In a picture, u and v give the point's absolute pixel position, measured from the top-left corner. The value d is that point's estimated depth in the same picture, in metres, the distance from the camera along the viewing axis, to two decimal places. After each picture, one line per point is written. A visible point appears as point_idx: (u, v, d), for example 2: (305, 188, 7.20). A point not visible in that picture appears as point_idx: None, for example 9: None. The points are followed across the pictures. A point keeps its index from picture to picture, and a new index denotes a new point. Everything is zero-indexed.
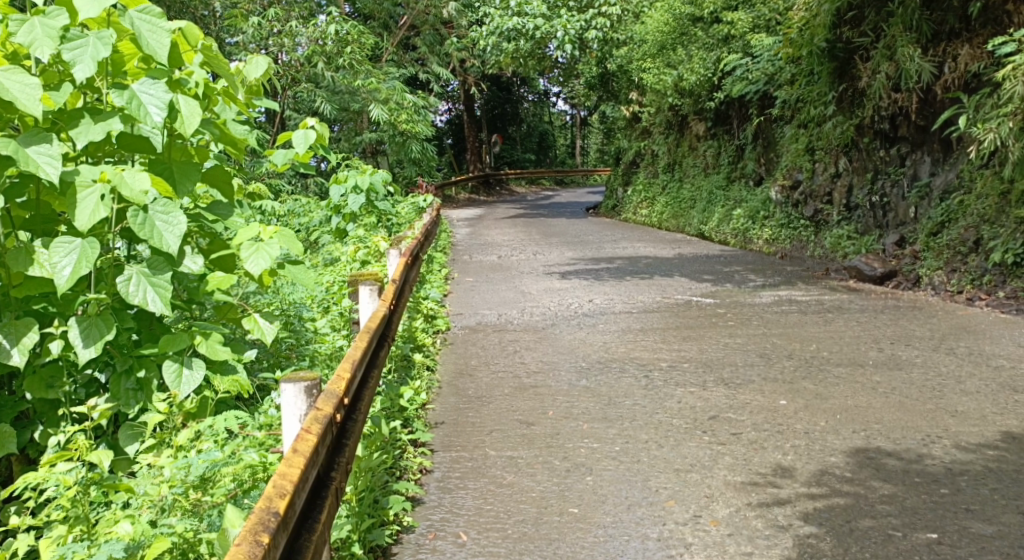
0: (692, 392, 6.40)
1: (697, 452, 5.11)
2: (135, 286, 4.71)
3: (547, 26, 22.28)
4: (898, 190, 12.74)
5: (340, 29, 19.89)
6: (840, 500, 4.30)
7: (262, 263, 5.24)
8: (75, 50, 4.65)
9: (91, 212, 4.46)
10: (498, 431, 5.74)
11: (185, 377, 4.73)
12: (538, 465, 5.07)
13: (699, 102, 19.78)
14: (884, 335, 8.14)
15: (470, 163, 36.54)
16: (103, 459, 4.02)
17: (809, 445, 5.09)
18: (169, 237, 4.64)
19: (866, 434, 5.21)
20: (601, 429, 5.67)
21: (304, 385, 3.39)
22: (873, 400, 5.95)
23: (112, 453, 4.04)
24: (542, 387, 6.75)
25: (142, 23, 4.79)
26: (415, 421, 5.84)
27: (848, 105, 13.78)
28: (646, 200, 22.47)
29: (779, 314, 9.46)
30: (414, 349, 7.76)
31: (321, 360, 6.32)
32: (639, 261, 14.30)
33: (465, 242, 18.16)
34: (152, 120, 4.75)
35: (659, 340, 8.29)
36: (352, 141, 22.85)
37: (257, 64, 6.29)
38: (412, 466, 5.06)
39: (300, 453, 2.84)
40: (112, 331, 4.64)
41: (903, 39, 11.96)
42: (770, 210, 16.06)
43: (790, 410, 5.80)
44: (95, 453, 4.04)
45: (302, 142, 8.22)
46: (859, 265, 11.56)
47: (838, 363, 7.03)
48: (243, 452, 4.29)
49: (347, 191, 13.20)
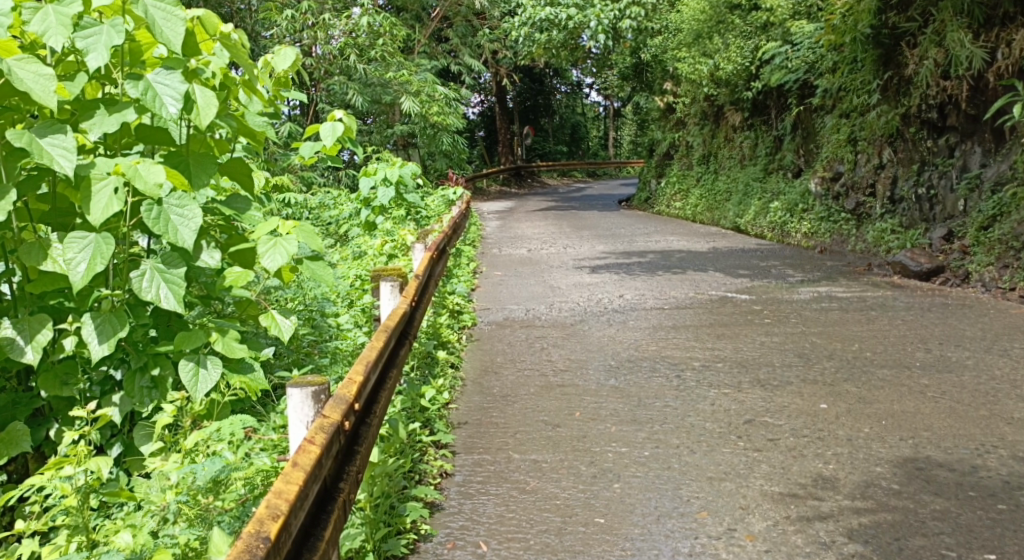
0: (727, 394, 6.11)
1: (731, 458, 4.83)
2: (149, 282, 4.48)
3: (580, 16, 21.97)
4: (946, 181, 12.30)
5: (372, 22, 19.86)
6: (887, 516, 4.01)
7: (280, 259, 5.00)
8: (89, 38, 4.42)
9: (105, 206, 4.24)
10: (523, 433, 5.49)
11: (201, 375, 4.48)
12: (562, 470, 4.82)
13: (735, 92, 19.33)
14: (932, 335, 7.76)
15: (501, 156, 36.22)
16: (103, 467, 3.72)
17: (852, 454, 4.78)
18: (184, 232, 4.43)
19: (915, 442, 4.90)
20: (630, 432, 5.40)
21: (311, 390, 3.16)
22: (922, 405, 5.63)
23: (114, 460, 3.76)
24: (570, 387, 6.49)
25: (156, 12, 4.54)
26: (437, 421, 5.60)
27: (893, 93, 13.35)
28: (680, 193, 22.10)
29: (819, 311, 9.11)
30: (438, 346, 7.51)
31: (341, 358, 6.14)
32: (673, 255, 13.96)
33: (496, 235, 17.94)
34: (167, 112, 4.53)
35: (692, 339, 7.99)
36: (384, 133, 22.42)
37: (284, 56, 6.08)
38: (432, 470, 4.83)
39: (300, 468, 2.62)
40: (125, 328, 4.41)
41: (954, 24, 11.57)
42: (809, 203, 15.65)
43: (831, 415, 5.49)
44: (95, 460, 3.73)
45: (329, 134, 8.00)
46: (904, 260, 11.17)
47: (882, 365, 6.70)
48: (254, 456, 4.09)
49: (377, 183, 13.33)
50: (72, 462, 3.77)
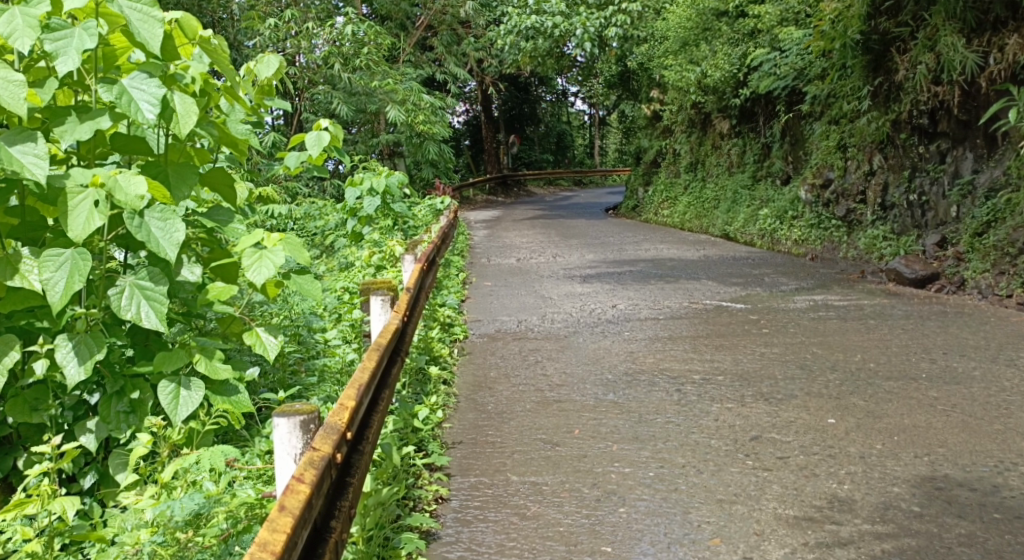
0: (730, 408, 5.90)
1: (741, 479, 4.62)
2: (127, 300, 4.14)
3: (566, 24, 21.81)
4: (938, 187, 12.17)
5: (357, 29, 19.65)
6: (910, 541, 3.82)
7: (265, 272, 4.72)
8: (58, 41, 4.18)
9: (85, 220, 3.93)
10: (521, 452, 5.27)
11: (182, 398, 4.19)
12: (565, 494, 4.59)
13: (722, 99, 19.18)
14: (936, 344, 7.59)
15: (488, 164, 35.98)
16: (68, 509, 3.45)
17: (867, 473, 4.58)
18: (167, 245, 4.12)
19: (930, 459, 4.71)
20: (633, 450, 5.18)
21: (300, 419, 2.91)
22: (933, 418, 5.44)
23: (81, 499, 3.49)
24: (567, 403, 6.27)
25: (132, 12, 4.31)
26: (430, 443, 5.37)
27: (883, 99, 13.23)
28: (668, 200, 21.94)
29: (817, 320, 8.93)
30: (430, 362, 7.27)
31: (330, 376, 5.89)
32: (664, 264, 13.78)
33: (483, 244, 17.73)
34: (143, 117, 4.27)
35: (690, 350, 7.79)
36: (369, 142, 22.18)
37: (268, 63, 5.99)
38: (427, 495, 4.59)
39: (287, 513, 2.36)
40: (102, 350, 4.10)
41: (945, 28, 11.45)
42: (798, 210, 15.52)
43: (840, 430, 5.30)
44: (60, 500, 3.46)
45: (315, 144, 7.76)
46: (898, 267, 11.04)
47: (888, 376, 6.51)
48: (237, 486, 3.88)
49: (363, 194, 12.94)
50: (36, 502, 3.47)
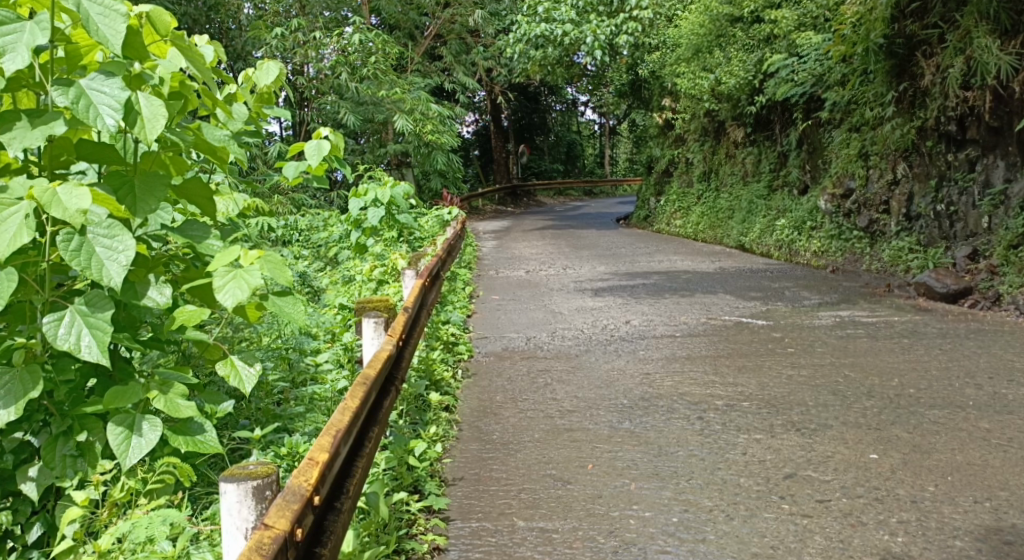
0: (759, 440, 5.35)
1: (777, 528, 4.06)
2: (67, 329, 3.59)
3: (576, 32, 21.20)
4: (968, 197, 11.61)
5: (364, 38, 19.22)
6: None
7: (237, 295, 4.14)
8: (7, 36, 3.59)
9: (12, 236, 3.41)
10: (528, 492, 4.72)
11: (134, 441, 3.62)
12: (578, 544, 4.04)
13: (738, 107, 18.62)
14: (980, 367, 7.03)
15: (497, 174, 35.36)
16: None
17: (922, 522, 4.04)
18: (112, 266, 3.58)
19: (992, 505, 4.19)
20: (653, 491, 4.63)
21: (253, 485, 2.44)
22: (989, 455, 4.89)
23: None
24: (578, 432, 5.71)
25: (91, 5, 3.66)
26: (427, 483, 4.83)
27: (908, 106, 12.68)
28: (680, 210, 21.38)
29: (846, 339, 8.36)
30: (431, 387, 6.72)
31: (317, 406, 5.34)
32: (678, 276, 13.22)
33: (491, 256, 17.16)
34: (103, 123, 3.67)
35: (710, 372, 7.23)
36: (376, 153, 21.74)
37: (268, 70, 5.57)
38: (421, 548, 4.05)
39: None
40: (39, 387, 3.54)
41: (978, 30, 10.90)
42: (818, 220, 14.95)
43: (886, 468, 4.75)
44: None
45: (314, 153, 7.15)
46: (929, 281, 10.46)
47: (932, 404, 5.95)
48: (195, 549, 3.32)
49: (367, 205, 12.49)
50: None
